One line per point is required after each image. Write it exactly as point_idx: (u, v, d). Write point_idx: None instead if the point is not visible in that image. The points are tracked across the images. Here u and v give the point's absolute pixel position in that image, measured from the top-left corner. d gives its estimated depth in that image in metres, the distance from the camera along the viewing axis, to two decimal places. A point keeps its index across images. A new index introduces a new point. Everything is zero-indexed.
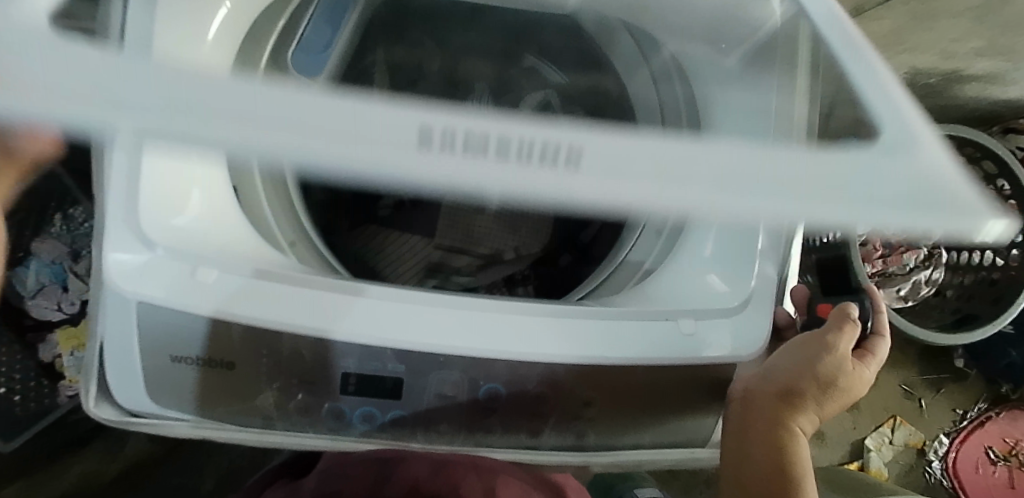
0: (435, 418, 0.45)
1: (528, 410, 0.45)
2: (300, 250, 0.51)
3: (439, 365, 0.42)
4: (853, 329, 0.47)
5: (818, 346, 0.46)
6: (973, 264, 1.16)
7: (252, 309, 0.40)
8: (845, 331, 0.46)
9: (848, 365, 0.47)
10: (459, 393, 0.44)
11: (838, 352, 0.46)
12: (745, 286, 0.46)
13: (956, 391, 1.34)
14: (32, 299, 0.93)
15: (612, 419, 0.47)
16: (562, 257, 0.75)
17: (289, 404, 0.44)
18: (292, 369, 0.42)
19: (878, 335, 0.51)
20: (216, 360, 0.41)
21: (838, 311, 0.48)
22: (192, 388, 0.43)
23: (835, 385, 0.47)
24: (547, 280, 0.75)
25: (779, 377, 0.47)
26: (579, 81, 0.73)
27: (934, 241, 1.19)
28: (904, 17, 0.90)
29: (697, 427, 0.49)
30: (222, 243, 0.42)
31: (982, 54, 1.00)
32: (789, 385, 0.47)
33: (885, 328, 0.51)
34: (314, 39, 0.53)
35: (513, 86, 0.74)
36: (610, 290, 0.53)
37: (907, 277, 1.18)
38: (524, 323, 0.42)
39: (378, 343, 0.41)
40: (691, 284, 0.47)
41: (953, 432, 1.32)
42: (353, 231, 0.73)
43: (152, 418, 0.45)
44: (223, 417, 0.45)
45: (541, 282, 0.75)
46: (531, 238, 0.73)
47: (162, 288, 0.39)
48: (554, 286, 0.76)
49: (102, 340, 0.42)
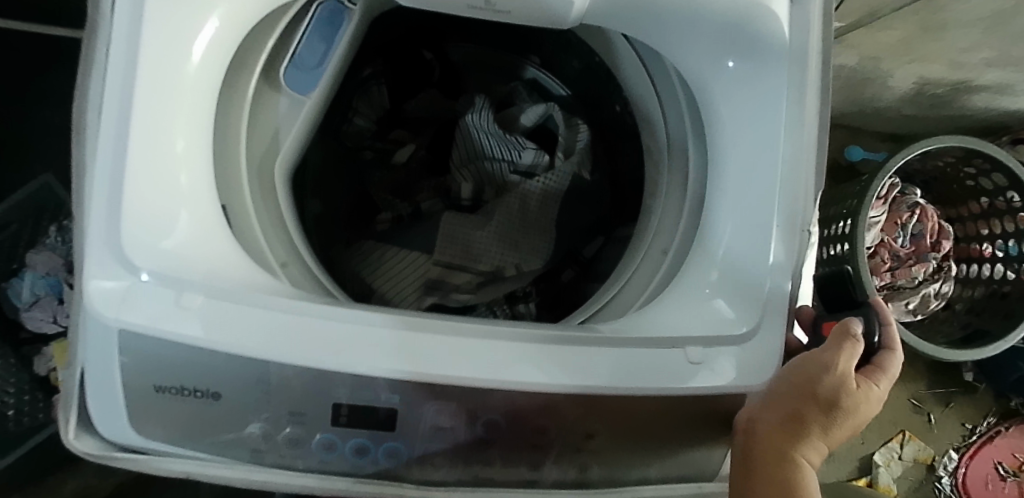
0: (429, 451, 0.43)
1: (527, 441, 0.43)
2: (292, 272, 0.49)
3: (436, 395, 0.40)
4: (854, 346, 0.42)
5: (818, 369, 0.42)
6: (982, 277, 1.15)
7: (240, 335, 0.38)
8: (843, 350, 0.42)
9: (854, 386, 0.42)
10: (457, 425, 0.42)
11: (839, 374, 0.41)
12: (754, 311, 0.44)
13: (966, 405, 1.32)
14: (28, 310, 0.90)
15: (617, 450, 0.45)
16: (567, 272, 0.74)
17: (277, 437, 0.42)
18: (280, 400, 0.40)
19: (887, 348, 0.46)
20: (201, 390, 0.40)
21: (838, 329, 0.43)
22: (177, 418, 0.41)
23: (844, 411, 0.42)
24: (550, 297, 0.73)
25: (781, 403, 0.42)
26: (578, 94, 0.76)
27: (943, 254, 1.17)
28: (913, 27, 0.89)
29: (704, 458, 0.47)
30: (205, 271, 0.40)
31: (991, 66, 0.99)
32: (791, 412, 0.42)
33: (895, 341, 0.47)
34: (304, 55, 0.49)
35: (514, 100, 0.77)
36: (612, 314, 0.51)
37: (916, 290, 1.15)
38: (524, 351, 0.41)
39: (371, 373, 0.39)
40: (699, 310, 0.45)
41: (962, 448, 1.29)
42: (350, 247, 0.72)
43: (130, 455, 0.42)
44: (210, 450, 0.42)
45: (546, 301, 0.73)
46: (532, 252, 0.73)
47: (142, 314, 0.37)
48: (559, 303, 0.73)
49: (83, 369, 0.40)
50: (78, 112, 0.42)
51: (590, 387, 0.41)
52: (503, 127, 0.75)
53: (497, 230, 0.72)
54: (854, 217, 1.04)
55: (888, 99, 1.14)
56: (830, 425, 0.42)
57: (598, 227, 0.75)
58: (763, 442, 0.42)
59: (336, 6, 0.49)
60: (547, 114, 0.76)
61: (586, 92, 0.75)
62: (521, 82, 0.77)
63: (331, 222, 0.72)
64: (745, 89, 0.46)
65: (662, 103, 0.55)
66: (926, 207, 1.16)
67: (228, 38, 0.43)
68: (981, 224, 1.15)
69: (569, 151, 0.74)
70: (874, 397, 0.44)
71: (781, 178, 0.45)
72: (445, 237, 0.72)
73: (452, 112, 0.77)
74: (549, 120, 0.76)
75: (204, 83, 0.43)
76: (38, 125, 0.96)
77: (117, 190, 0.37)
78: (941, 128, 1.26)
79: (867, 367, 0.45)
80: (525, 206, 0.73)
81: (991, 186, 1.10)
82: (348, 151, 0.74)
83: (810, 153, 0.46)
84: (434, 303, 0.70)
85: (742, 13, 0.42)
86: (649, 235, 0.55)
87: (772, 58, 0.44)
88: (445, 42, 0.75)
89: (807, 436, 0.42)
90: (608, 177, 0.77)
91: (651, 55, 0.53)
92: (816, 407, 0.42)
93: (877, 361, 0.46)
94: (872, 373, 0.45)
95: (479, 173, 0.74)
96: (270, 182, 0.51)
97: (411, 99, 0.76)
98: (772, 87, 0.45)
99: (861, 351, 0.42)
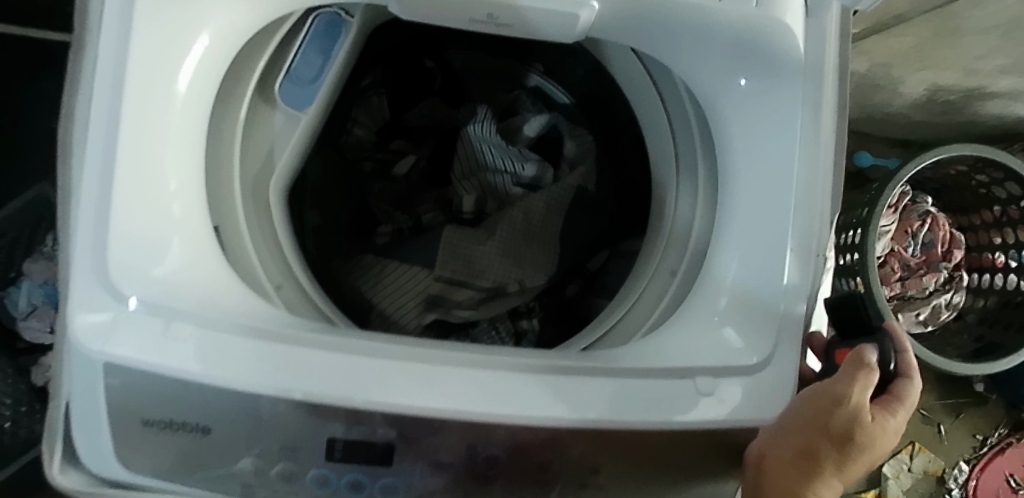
0: (428, 486, 0.41)
1: (530, 476, 0.42)
2: (287, 294, 0.47)
3: (436, 431, 0.39)
4: (868, 376, 0.39)
5: (829, 403, 0.39)
6: (994, 287, 1.13)
7: (228, 367, 0.36)
8: (856, 381, 0.39)
9: (870, 419, 0.40)
10: (457, 460, 0.40)
11: (853, 406, 0.39)
12: (764, 341, 0.42)
13: (976, 415, 1.29)
14: (24, 319, 0.89)
15: (624, 483, 0.43)
16: (571, 286, 0.73)
17: (270, 472, 0.40)
18: (273, 435, 0.38)
19: (905, 376, 0.44)
20: (190, 424, 0.38)
21: (851, 358, 0.40)
22: (166, 453, 0.39)
23: (859, 446, 0.40)
24: (555, 313, 0.72)
25: (792, 441, 0.40)
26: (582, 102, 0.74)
27: (955, 264, 1.15)
28: (927, 34, 0.86)
29: (715, 492, 0.45)
30: (197, 298, 0.38)
31: (1006, 73, 0.97)
32: (803, 450, 0.39)
33: (912, 369, 0.44)
34: (301, 69, 0.47)
35: (518, 109, 0.75)
36: (617, 341, 0.50)
37: (927, 301, 1.13)
38: (528, 385, 0.39)
39: (367, 408, 0.37)
40: (709, 337, 0.43)
41: (973, 459, 1.27)
42: (350, 262, 0.71)
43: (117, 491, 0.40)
44: (201, 483, 0.41)
45: (549, 315, 0.72)
46: (535, 268, 0.71)
47: (128, 345, 0.36)
48: (563, 318, 0.72)
49: (68, 400, 0.38)
50: (65, 131, 0.41)
51: (596, 422, 0.39)
52: (506, 137, 0.73)
53: (498, 245, 0.71)
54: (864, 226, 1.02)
55: (899, 106, 1.12)
56: (844, 462, 0.40)
57: (603, 241, 0.74)
58: (774, 480, 0.40)
59: (333, 18, 0.47)
60: (550, 124, 0.74)
61: (590, 100, 0.73)
62: (524, 90, 0.75)
63: (329, 235, 0.70)
64: (756, 105, 0.44)
65: (670, 118, 0.53)
66: (937, 216, 1.14)
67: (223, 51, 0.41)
68: (994, 233, 1.12)
69: (573, 163, 0.74)
70: (891, 429, 0.41)
71: (795, 198, 0.43)
72: (448, 252, 0.70)
73: (454, 121, 0.75)
74: (553, 131, 0.75)
75: (197, 98, 0.41)
76: (34, 132, 0.94)
77: (103, 216, 0.36)
78: (951, 134, 1.24)
79: (883, 398, 0.43)
80: (528, 221, 0.71)
81: (1004, 195, 1.08)
82: (348, 162, 0.72)
83: (828, 174, 0.44)
84: (436, 319, 0.69)
85: (751, 24, 0.40)
86: (657, 254, 0.53)
87: (785, 73, 0.43)
88: (446, 50, 0.73)
89: (820, 474, 0.40)
90: (614, 189, 0.74)
91: (659, 66, 0.51)
92: (829, 443, 0.39)
93: (894, 391, 0.43)
94: (887, 403, 0.43)
95: (481, 186, 0.72)
96: (266, 200, 0.49)
97: (412, 108, 0.75)
98: (787, 103, 0.43)
99: (876, 381, 0.39)
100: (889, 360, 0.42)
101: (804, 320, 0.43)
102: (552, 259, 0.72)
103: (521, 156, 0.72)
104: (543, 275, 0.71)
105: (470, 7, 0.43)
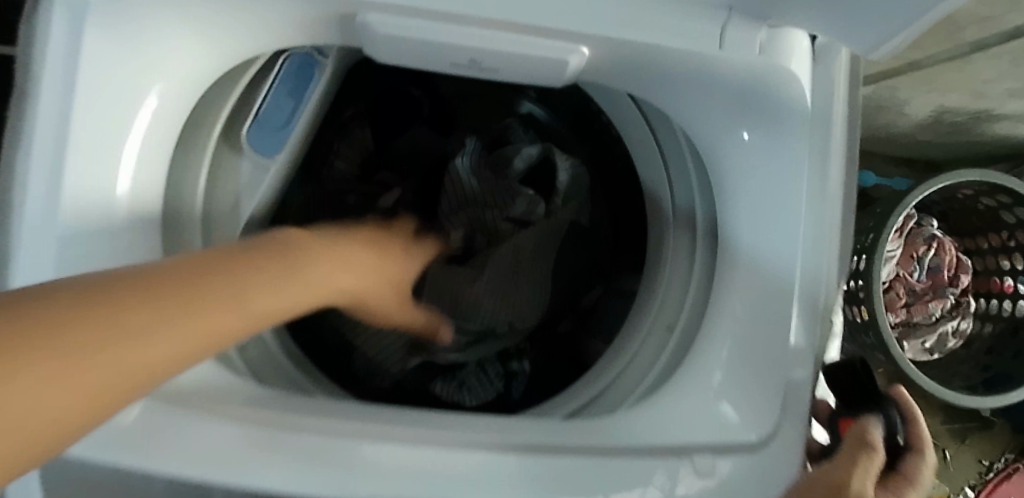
0: None
1: None
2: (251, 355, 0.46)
3: None
4: (870, 460, 0.36)
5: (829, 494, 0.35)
6: (1003, 314, 1.09)
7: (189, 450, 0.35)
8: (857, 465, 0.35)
9: None
10: None
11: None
12: (764, 419, 0.39)
13: (981, 440, 1.26)
14: None
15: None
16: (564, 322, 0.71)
17: None
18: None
19: (916, 452, 0.39)
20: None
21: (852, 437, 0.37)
22: None
23: None
24: (546, 351, 0.70)
25: None
26: (575, 128, 0.69)
27: (961, 289, 1.11)
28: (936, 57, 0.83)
29: None
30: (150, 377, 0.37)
31: (1016, 96, 0.93)
32: None
33: (921, 440, 0.40)
34: (270, 113, 0.44)
35: (509, 137, 0.70)
36: (613, 404, 0.47)
37: (933, 328, 1.10)
38: None
39: None
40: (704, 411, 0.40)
41: (978, 486, 1.24)
42: None
43: None
44: None
45: (539, 353, 0.70)
46: (526, 308, 0.68)
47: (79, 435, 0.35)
48: (554, 355, 0.70)
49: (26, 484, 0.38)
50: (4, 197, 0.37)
51: None
52: (495, 168, 0.69)
53: (483, 284, 0.67)
54: (869, 254, 0.99)
55: (905, 126, 1.09)
56: None
57: (596, 277, 0.70)
58: None
59: (306, 59, 0.44)
60: (544, 153, 0.69)
61: (584, 125, 0.68)
62: (517, 118, 0.71)
63: None
64: (757, 160, 0.41)
65: (668, 163, 0.50)
66: (943, 240, 1.10)
67: (177, 97, 0.39)
68: (1002, 258, 1.09)
69: (568, 196, 0.69)
70: None
71: (799, 261, 0.40)
72: (432, 291, 0.66)
73: (443, 150, 0.72)
74: (547, 159, 0.69)
75: (151, 150, 0.39)
76: None
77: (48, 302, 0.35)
78: (958, 153, 1.20)
79: (888, 474, 0.38)
80: (518, 258, 0.68)
81: (1013, 220, 1.03)
82: (331, 195, 0.69)
83: (835, 233, 0.41)
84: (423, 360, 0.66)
85: (741, 68, 0.38)
86: (653, 309, 0.50)
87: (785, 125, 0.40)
88: (433, 79, 0.69)
89: None
90: (611, 222, 0.70)
91: (654, 109, 0.47)
92: None
93: (903, 470, 0.38)
94: (896, 485, 0.38)
95: (468, 221, 0.69)
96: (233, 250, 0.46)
97: (400, 136, 0.72)
98: (793, 159, 0.40)
99: (880, 467, 0.36)
100: (894, 433, 0.38)
101: (811, 390, 0.40)
102: (541, 298, 0.69)
103: (512, 190, 0.69)
104: (533, 315, 0.69)
105: (450, 52, 0.40)
